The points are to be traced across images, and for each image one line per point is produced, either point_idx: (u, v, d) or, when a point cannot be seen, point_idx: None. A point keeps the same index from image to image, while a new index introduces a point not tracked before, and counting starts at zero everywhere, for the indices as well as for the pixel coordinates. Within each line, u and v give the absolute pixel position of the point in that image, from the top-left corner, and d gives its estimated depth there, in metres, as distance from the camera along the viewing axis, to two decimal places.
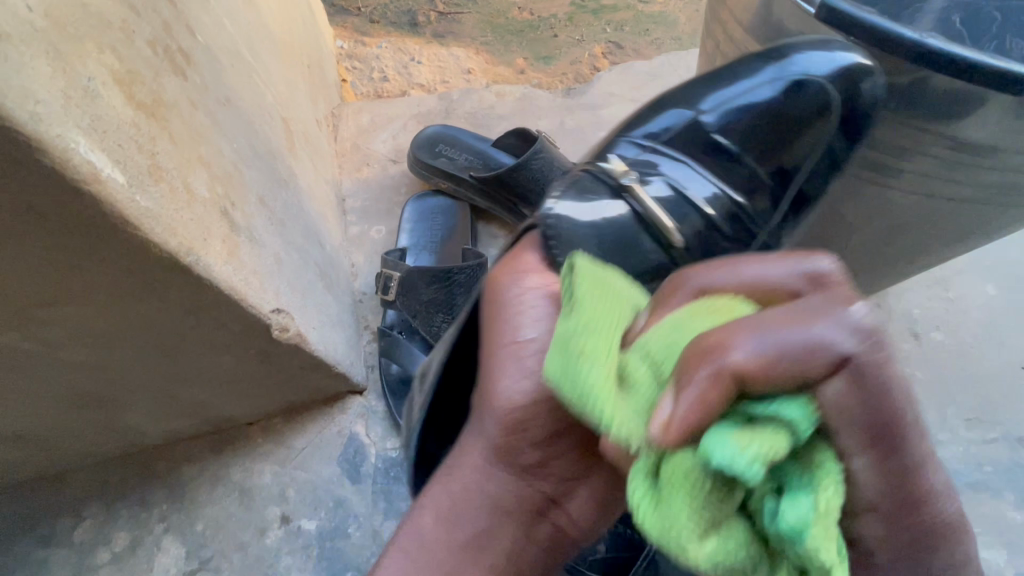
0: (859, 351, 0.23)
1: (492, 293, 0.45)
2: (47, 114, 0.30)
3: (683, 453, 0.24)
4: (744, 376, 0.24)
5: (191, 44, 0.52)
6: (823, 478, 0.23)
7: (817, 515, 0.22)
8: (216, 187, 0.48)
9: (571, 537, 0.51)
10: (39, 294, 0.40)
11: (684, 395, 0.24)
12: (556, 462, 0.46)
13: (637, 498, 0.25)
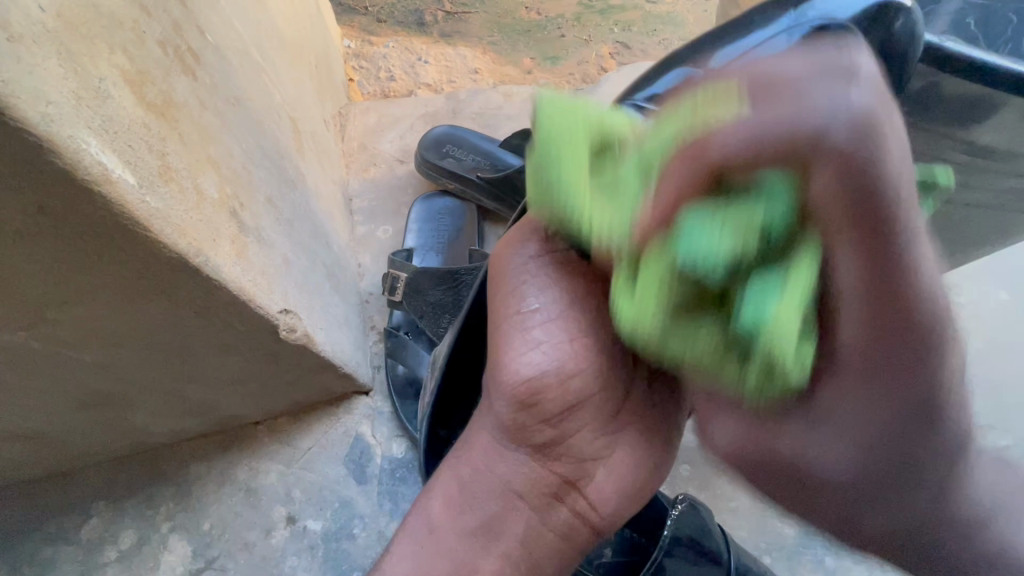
0: (852, 136, 0.21)
1: (496, 262, 0.43)
2: (58, 115, 0.30)
3: (654, 248, 0.24)
4: (724, 160, 0.22)
5: (201, 44, 0.52)
6: (796, 269, 0.23)
7: (779, 307, 0.22)
8: (225, 188, 0.47)
9: (591, 522, 0.52)
10: (49, 294, 0.40)
11: (658, 192, 0.24)
12: (571, 437, 0.46)
13: (620, 294, 0.26)
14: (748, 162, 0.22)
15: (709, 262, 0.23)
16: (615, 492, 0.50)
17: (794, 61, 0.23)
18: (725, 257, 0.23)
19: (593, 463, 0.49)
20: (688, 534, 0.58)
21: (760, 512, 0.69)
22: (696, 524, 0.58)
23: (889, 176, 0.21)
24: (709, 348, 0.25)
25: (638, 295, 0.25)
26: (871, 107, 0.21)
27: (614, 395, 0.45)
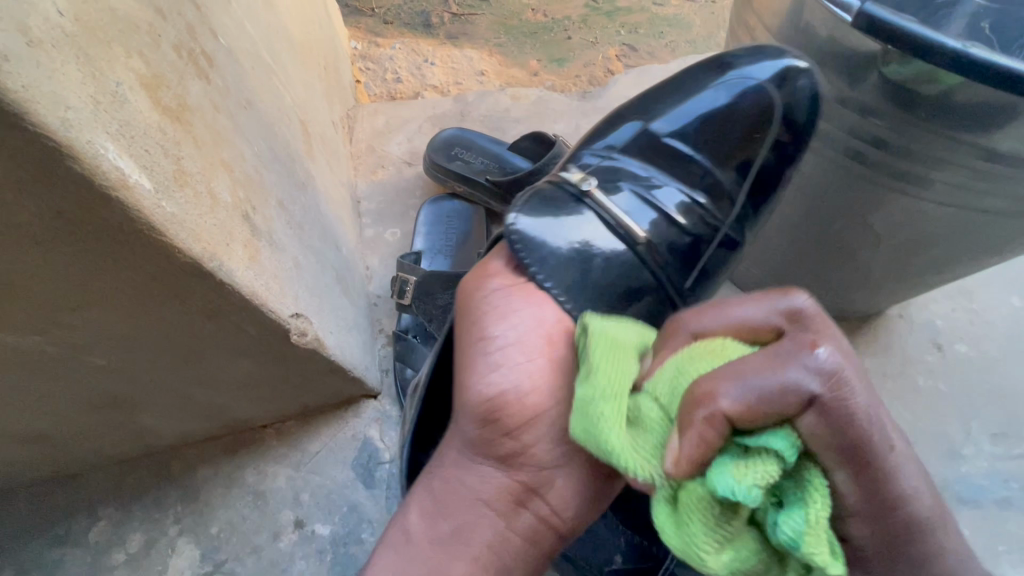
0: (824, 391, 0.28)
1: (466, 295, 0.52)
2: (76, 120, 0.30)
3: (693, 488, 0.31)
4: (736, 418, 0.29)
5: (214, 47, 0.52)
6: (812, 497, 0.29)
7: (810, 525, 0.28)
8: (238, 192, 0.47)
9: (555, 531, 0.52)
10: (64, 298, 0.39)
11: (682, 441, 0.31)
12: (531, 450, 0.49)
13: (662, 525, 0.33)
14: (743, 416, 0.29)
15: (746, 500, 0.28)
16: (576, 497, 0.51)
17: (750, 312, 0.34)
18: (755, 500, 0.28)
19: (554, 469, 0.50)
20: None
21: None
22: None
23: (864, 424, 0.28)
24: (753, 559, 0.31)
25: (682, 522, 0.32)
26: (836, 373, 0.28)
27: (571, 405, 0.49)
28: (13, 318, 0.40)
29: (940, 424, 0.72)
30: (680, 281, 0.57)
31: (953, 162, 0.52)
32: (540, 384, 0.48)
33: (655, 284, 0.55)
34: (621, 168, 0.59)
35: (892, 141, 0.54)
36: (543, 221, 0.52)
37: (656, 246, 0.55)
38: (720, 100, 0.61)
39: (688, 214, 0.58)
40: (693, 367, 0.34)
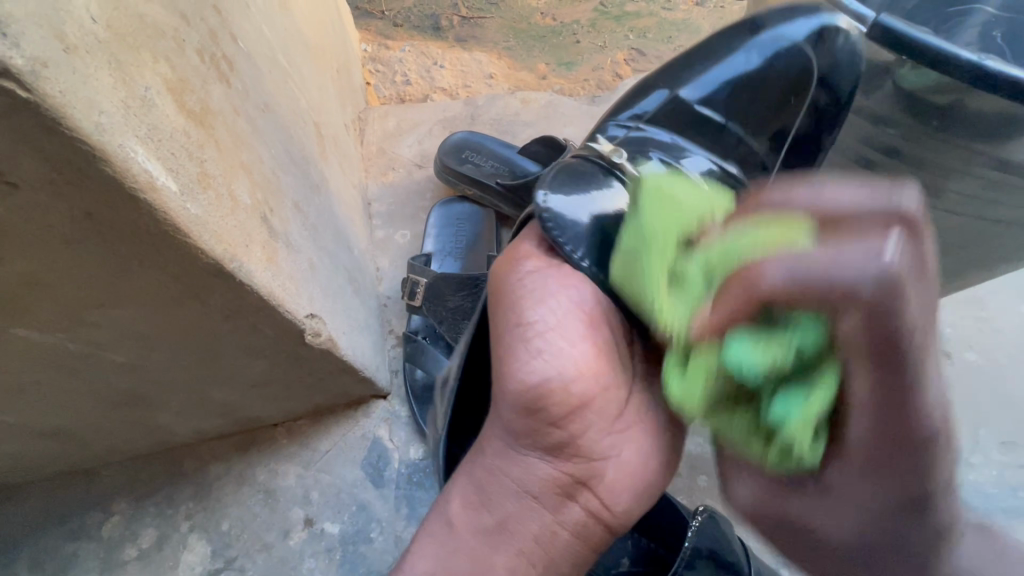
0: (877, 292, 0.26)
1: (499, 280, 0.49)
2: (109, 125, 0.31)
3: (705, 348, 0.34)
4: (768, 297, 0.30)
5: (234, 51, 0.53)
6: (814, 388, 0.31)
7: (802, 416, 0.31)
8: (257, 194, 0.48)
9: (606, 526, 0.49)
10: (88, 297, 0.40)
11: (714, 313, 0.33)
12: (579, 438, 0.46)
13: (670, 364, 0.36)
14: (783, 298, 0.30)
15: (749, 370, 0.31)
16: (628, 489, 0.48)
17: (857, 199, 0.30)
18: (760, 375, 0.31)
19: (606, 461, 0.47)
20: (710, 547, 0.57)
21: None
22: (717, 537, 0.58)
23: (909, 318, 0.27)
24: (744, 430, 0.34)
25: (690, 374, 0.34)
26: (894, 265, 0.26)
27: (618, 388, 0.46)
28: (38, 316, 0.41)
29: None
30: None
31: (965, 172, 0.52)
32: (586, 368, 0.44)
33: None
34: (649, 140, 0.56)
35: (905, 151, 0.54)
36: (576, 197, 0.50)
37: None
38: (749, 64, 0.58)
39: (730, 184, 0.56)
40: (746, 237, 0.34)
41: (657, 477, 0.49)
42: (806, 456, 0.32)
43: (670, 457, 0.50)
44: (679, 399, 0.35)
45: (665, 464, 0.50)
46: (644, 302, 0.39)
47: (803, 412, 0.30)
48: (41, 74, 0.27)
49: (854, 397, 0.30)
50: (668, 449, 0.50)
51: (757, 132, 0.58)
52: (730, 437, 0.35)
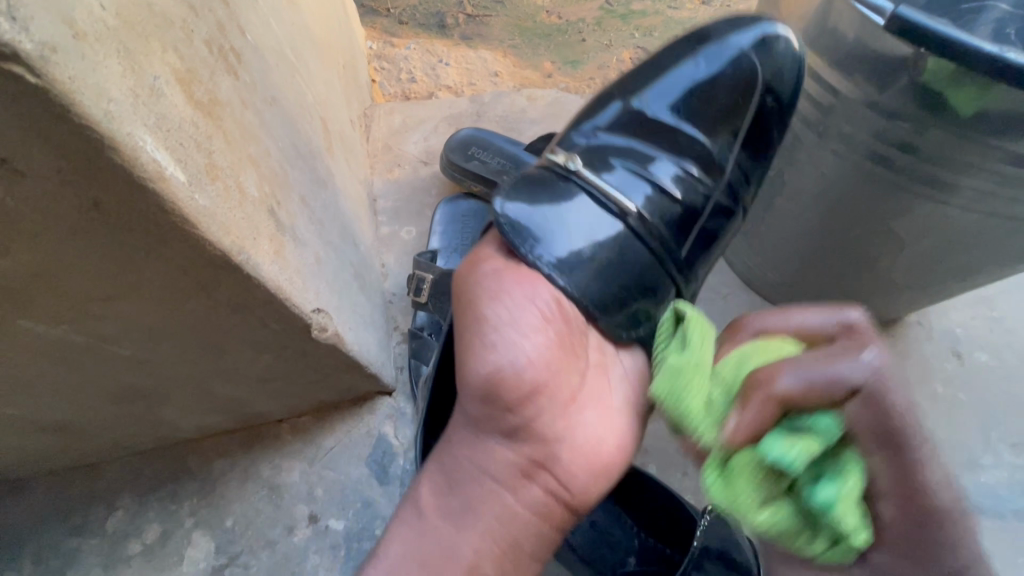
0: (865, 383, 0.36)
1: (462, 280, 0.53)
2: (118, 112, 0.30)
3: (744, 454, 0.39)
4: (787, 398, 0.38)
5: (241, 44, 0.52)
6: (848, 474, 0.35)
7: (839, 496, 0.35)
8: (264, 187, 0.48)
9: (566, 505, 0.51)
10: (95, 289, 0.40)
11: (742, 416, 0.39)
12: (532, 420, 0.50)
13: (711, 481, 0.40)
14: (794, 398, 0.37)
15: (792, 461, 0.35)
16: (585, 471, 0.51)
17: (817, 320, 0.42)
18: (798, 465, 0.35)
19: (560, 443, 0.50)
20: (716, 545, 0.57)
21: None
22: (720, 534, 0.58)
23: (893, 407, 0.36)
24: (785, 522, 0.38)
25: (730, 483, 0.39)
26: (875, 368, 0.36)
27: (569, 376, 0.51)
28: (45, 309, 0.41)
29: (959, 433, 0.71)
30: (676, 246, 0.58)
31: (980, 167, 0.51)
32: (536, 358, 0.49)
33: (653, 249, 0.56)
34: (606, 146, 0.61)
35: (920, 146, 0.53)
36: (534, 203, 0.54)
37: (652, 216, 0.58)
38: (704, 69, 0.63)
39: (680, 183, 0.60)
40: (753, 348, 0.42)
41: (613, 459, 0.52)
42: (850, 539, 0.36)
43: (626, 439, 0.54)
44: (727, 505, 0.39)
45: (620, 446, 0.53)
46: (683, 420, 0.43)
47: (843, 494, 0.35)
48: (50, 59, 0.26)
49: (879, 476, 0.36)
50: (622, 433, 0.53)
51: (713, 130, 0.62)
52: (780, 534, 0.38)
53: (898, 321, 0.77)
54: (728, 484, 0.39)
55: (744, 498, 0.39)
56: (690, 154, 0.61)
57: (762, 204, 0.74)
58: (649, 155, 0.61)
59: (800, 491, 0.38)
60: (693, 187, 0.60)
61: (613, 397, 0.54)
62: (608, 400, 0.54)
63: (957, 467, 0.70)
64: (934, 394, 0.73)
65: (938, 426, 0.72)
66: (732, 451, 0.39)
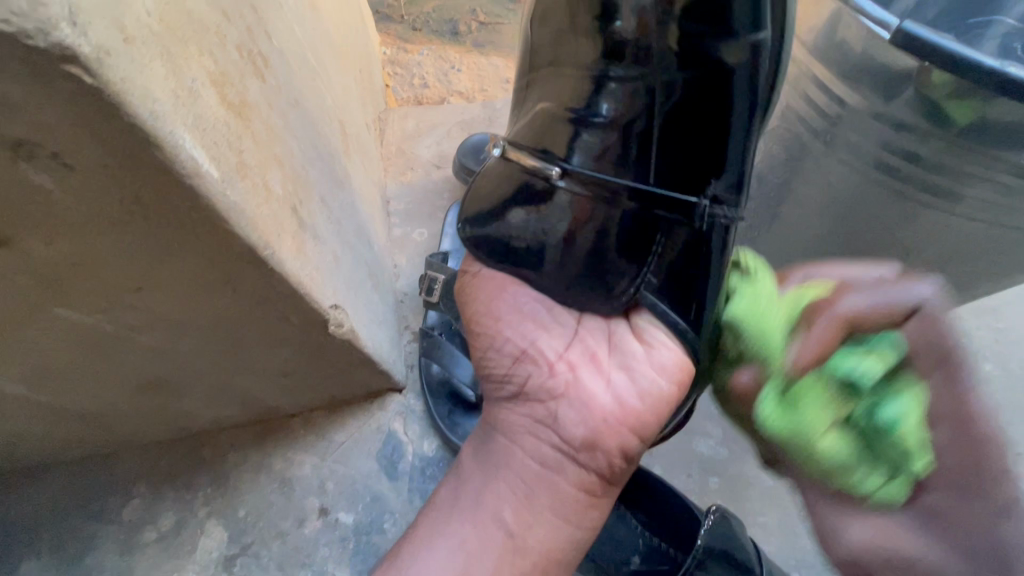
0: (925, 304, 0.45)
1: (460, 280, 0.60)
2: (162, 112, 0.32)
3: (812, 374, 0.44)
4: (855, 318, 0.46)
5: (268, 48, 0.54)
6: (907, 392, 0.42)
7: (904, 417, 0.41)
8: (288, 185, 0.50)
9: (572, 459, 0.53)
10: (128, 279, 0.42)
11: (809, 338, 0.46)
12: (523, 382, 0.54)
13: (768, 412, 0.44)
14: (858, 317, 0.46)
15: (870, 372, 0.42)
16: (581, 425, 0.52)
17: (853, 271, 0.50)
18: (875, 374, 0.42)
19: (556, 400, 0.53)
20: (722, 547, 0.58)
21: (788, 529, 0.68)
22: (729, 538, 0.58)
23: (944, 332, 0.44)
24: (848, 452, 0.42)
25: (794, 403, 0.44)
26: (927, 296, 0.45)
27: (551, 340, 0.54)
28: (80, 297, 0.43)
29: None
30: (644, 173, 0.48)
31: (985, 177, 0.52)
32: (512, 331, 0.55)
33: (611, 195, 0.48)
34: (538, 85, 0.53)
35: (929, 157, 0.54)
36: (473, 203, 0.55)
37: (599, 154, 0.48)
38: None
39: (629, 100, 0.47)
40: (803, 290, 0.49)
41: (613, 414, 0.52)
42: (916, 467, 0.40)
43: (634, 395, 0.52)
44: (787, 430, 0.44)
45: (622, 402, 0.52)
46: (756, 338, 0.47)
47: (911, 416, 0.41)
48: (105, 62, 0.28)
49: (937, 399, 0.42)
50: (631, 386, 0.52)
51: None
52: (839, 465, 0.43)
53: None
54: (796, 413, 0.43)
55: (811, 413, 0.43)
56: (631, 71, 0.47)
57: (768, 213, 0.74)
58: (579, 76, 0.49)
59: (853, 414, 0.43)
60: (645, 102, 0.47)
61: (609, 357, 0.53)
62: (602, 359, 0.53)
63: None
64: None
65: None
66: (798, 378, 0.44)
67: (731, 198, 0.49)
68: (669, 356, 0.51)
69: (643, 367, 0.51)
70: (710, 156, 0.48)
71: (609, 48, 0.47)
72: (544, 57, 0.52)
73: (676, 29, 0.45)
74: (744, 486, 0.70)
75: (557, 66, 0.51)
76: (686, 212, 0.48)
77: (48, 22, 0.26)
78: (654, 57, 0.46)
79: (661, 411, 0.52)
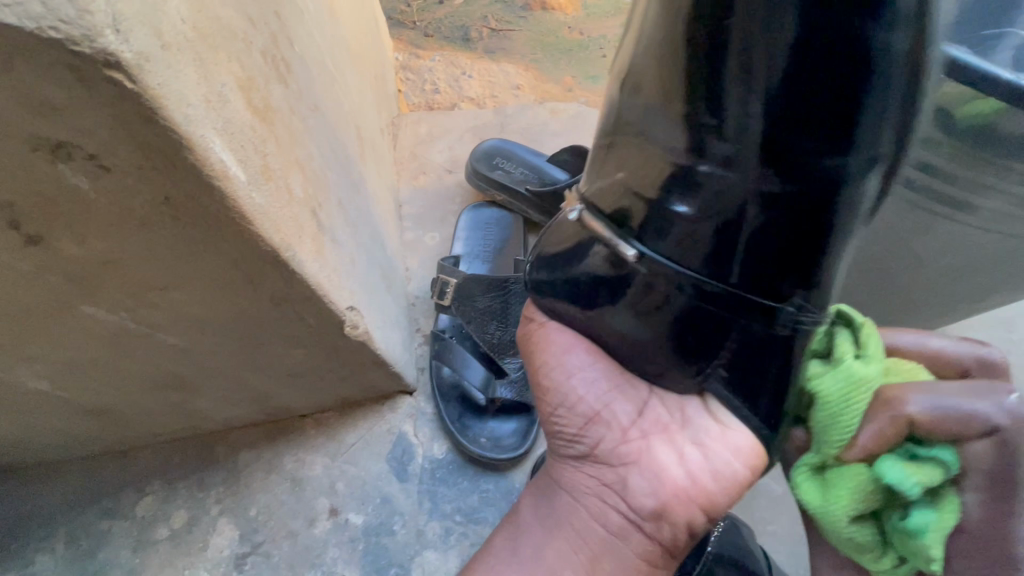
0: (1008, 427, 0.38)
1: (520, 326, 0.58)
2: (194, 116, 0.33)
3: (858, 469, 0.41)
4: (916, 420, 0.40)
5: (290, 54, 0.56)
6: (943, 505, 0.40)
7: (927, 527, 0.39)
8: (308, 189, 0.51)
9: (632, 524, 0.51)
10: (153, 278, 0.43)
11: (870, 431, 0.41)
12: (589, 444, 0.52)
13: (798, 483, 0.44)
14: (924, 423, 0.40)
15: (906, 488, 0.38)
16: (652, 495, 0.50)
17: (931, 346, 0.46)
18: (914, 491, 0.38)
19: (626, 468, 0.51)
20: (731, 554, 0.58)
21: (798, 539, 0.68)
22: (736, 545, 0.59)
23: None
24: (868, 540, 0.42)
25: (827, 484, 0.43)
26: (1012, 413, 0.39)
27: (621, 401, 0.51)
28: (106, 295, 0.43)
29: None
30: (723, 274, 0.43)
31: (998, 189, 0.52)
32: (581, 389, 0.52)
33: (681, 292, 0.44)
34: (617, 152, 0.45)
35: (942, 167, 0.54)
36: (543, 261, 0.52)
37: (673, 249, 0.43)
38: None
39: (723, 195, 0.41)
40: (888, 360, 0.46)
41: (683, 490, 0.49)
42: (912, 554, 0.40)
43: (707, 475, 0.49)
44: (813, 508, 0.43)
45: (694, 478, 0.49)
46: (823, 424, 0.43)
47: (926, 529, 0.39)
48: (144, 67, 0.29)
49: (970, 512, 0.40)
50: (704, 463, 0.49)
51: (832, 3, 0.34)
52: (852, 546, 0.43)
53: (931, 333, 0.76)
54: (813, 477, 0.44)
55: (839, 502, 0.42)
56: (721, 172, 0.40)
57: None
58: (661, 165, 0.43)
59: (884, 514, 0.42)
60: (732, 212, 0.41)
61: (683, 432, 0.50)
62: (677, 434, 0.50)
63: None
64: None
65: None
66: (839, 467, 0.42)
67: (820, 304, 0.44)
68: (745, 440, 0.47)
69: (718, 448, 0.48)
70: (804, 270, 0.42)
71: (701, 132, 0.40)
72: (628, 118, 0.44)
73: (777, 135, 0.38)
74: (755, 495, 0.70)
75: (641, 138, 0.43)
76: (766, 315, 0.43)
77: (93, 29, 0.27)
78: (745, 164, 0.39)
79: (733, 492, 0.49)
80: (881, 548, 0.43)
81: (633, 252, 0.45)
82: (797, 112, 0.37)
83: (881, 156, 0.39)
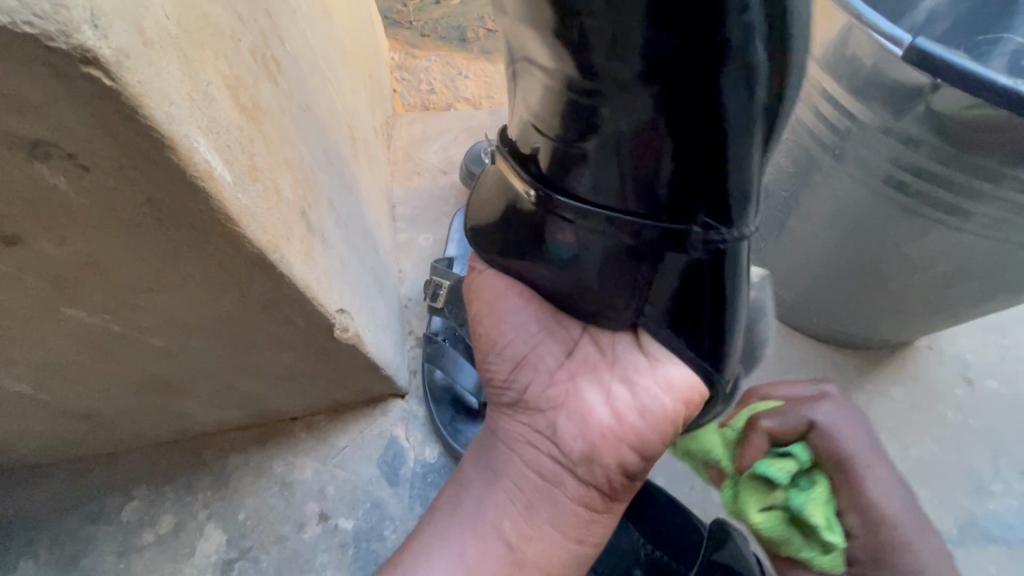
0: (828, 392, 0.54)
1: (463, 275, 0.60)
2: (177, 115, 0.32)
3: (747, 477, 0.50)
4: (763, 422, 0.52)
5: (281, 53, 0.55)
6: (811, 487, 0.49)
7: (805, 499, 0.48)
8: (298, 190, 0.50)
9: (567, 468, 0.53)
10: (136, 280, 0.42)
11: (749, 450, 0.52)
12: (524, 391, 0.55)
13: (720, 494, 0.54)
14: (772, 430, 0.51)
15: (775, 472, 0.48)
16: (580, 439, 0.52)
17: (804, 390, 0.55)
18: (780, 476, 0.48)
19: (557, 412, 0.53)
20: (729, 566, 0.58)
21: None
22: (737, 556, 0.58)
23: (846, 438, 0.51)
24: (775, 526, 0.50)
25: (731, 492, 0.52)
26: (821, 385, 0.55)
27: (552, 347, 0.54)
28: (87, 297, 0.43)
29: (964, 462, 0.74)
30: (631, 211, 0.43)
31: (995, 197, 0.52)
32: (512, 335, 0.54)
33: (597, 232, 0.44)
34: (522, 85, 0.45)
35: (937, 173, 0.54)
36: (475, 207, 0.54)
37: (583, 184, 0.43)
38: None
39: (614, 122, 0.40)
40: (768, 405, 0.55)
41: (610, 428, 0.51)
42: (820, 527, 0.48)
43: (635, 411, 0.51)
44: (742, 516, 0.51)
45: (620, 415, 0.51)
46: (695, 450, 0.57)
47: (807, 502, 0.48)
48: (124, 65, 0.28)
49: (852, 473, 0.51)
50: (631, 400, 0.50)
51: None
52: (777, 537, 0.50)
53: (909, 344, 0.81)
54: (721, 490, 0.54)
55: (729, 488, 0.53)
56: (606, 104, 0.39)
57: (774, 225, 0.74)
58: (557, 100, 0.42)
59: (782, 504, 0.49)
60: (629, 145, 0.40)
61: (609, 368, 0.52)
62: (603, 371, 0.52)
63: (966, 492, 0.72)
64: (939, 418, 0.77)
65: (946, 453, 0.74)
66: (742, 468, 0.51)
67: (731, 220, 0.43)
68: (675, 373, 0.49)
69: (646, 390, 0.50)
70: (709, 185, 0.41)
71: (580, 65, 0.38)
72: (520, 50, 0.43)
73: (651, 58, 0.35)
74: None
75: (536, 71, 0.42)
76: (683, 248, 0.44)
77: (70, 25, 0.26)
78: (627, 91, 0.38)
79: (664, 429, 0.50)
80: (794, 534, 0.50)
81: (538, 195, 0.46)
82: (664, 21, 0.34)
83: (758, 66, 0.36)
